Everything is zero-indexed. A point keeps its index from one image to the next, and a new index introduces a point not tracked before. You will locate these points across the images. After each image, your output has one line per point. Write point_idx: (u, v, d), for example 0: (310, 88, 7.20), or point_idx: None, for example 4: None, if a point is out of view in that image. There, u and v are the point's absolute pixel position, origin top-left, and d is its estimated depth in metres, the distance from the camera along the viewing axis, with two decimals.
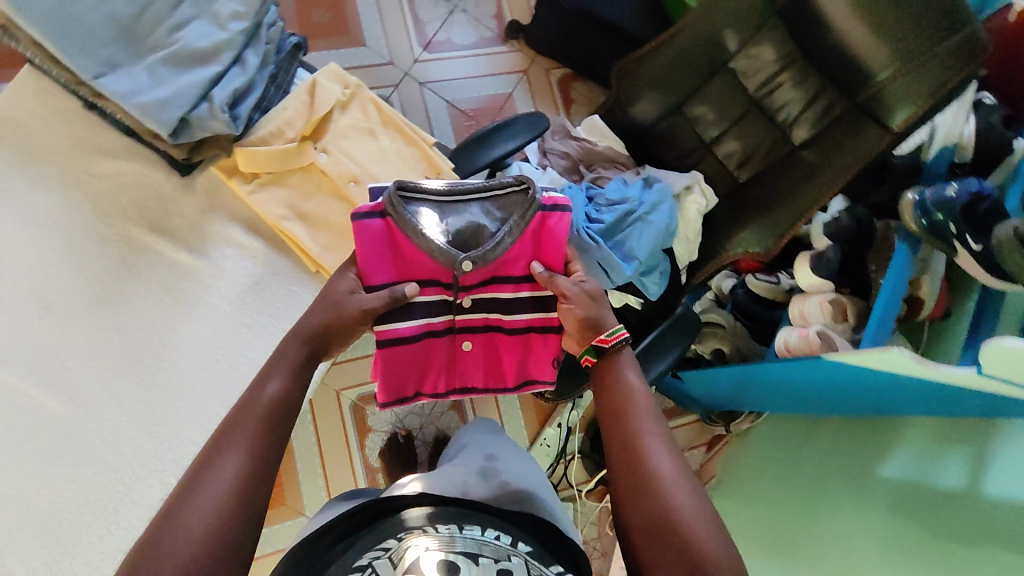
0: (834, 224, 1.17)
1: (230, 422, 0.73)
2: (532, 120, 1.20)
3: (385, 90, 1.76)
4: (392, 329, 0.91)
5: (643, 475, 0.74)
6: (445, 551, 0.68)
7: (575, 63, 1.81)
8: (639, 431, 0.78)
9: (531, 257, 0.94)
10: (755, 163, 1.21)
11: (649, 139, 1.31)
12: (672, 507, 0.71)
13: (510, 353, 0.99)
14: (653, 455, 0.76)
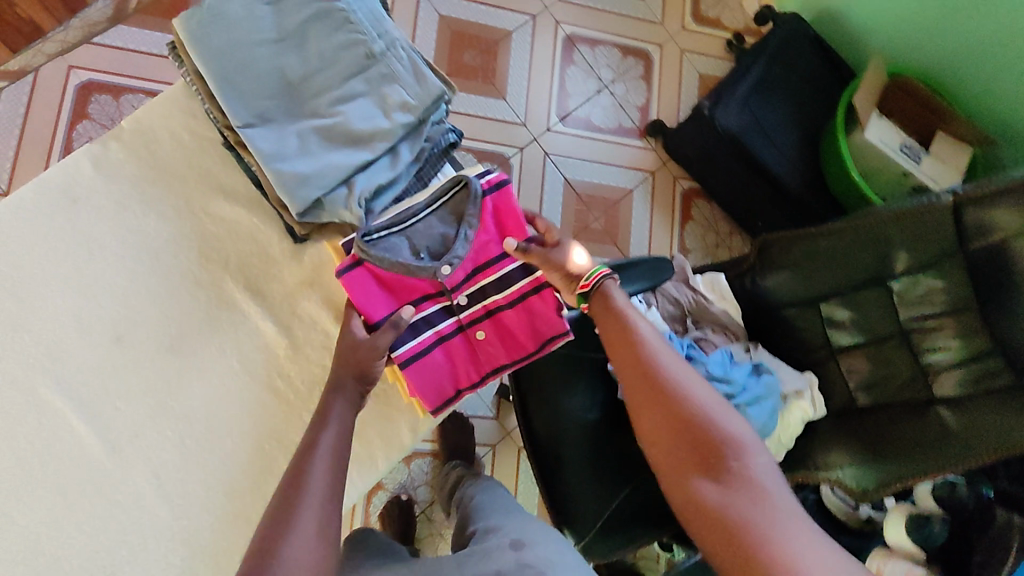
0: (948, 490, 1.05)
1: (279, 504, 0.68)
2: (657, 267, 1.10)
3: (509, 151, 1.70)
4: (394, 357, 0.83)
5: (681, 427, 0.78)
6: None
7: (706, 184, 1.73)
8: (661, 377, 0.81)
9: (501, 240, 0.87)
10: (879, 391, 1.11)
11: (772, 322, 1.23)
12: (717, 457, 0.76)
13: (517, 322, 0.88)
14: (683, 397, 0.80)
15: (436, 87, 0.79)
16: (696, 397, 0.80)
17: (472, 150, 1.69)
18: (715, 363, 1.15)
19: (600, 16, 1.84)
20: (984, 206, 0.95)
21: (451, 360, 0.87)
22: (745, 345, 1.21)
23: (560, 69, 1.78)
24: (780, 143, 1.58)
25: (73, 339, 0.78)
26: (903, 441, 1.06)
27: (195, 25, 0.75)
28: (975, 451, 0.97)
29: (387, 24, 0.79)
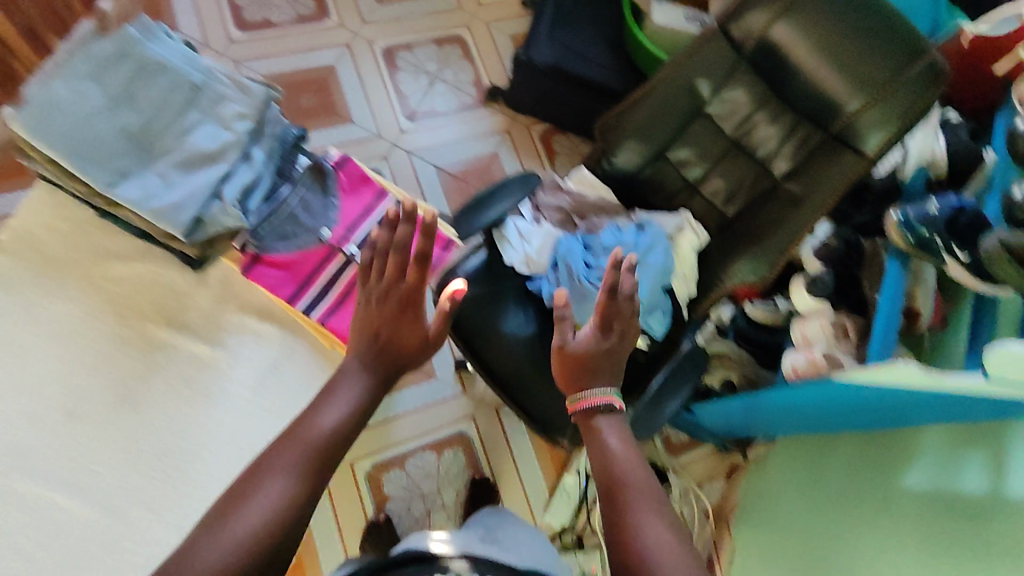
0: (825, 249, 1.25)
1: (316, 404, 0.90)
2: (525, 180, 1.27)
3: (375, 162, 1.82)
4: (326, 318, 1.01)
5: (627, 538, 0.83)
6: None
7: (556, 121, 1.90)
8: (630, 506, 0.86)
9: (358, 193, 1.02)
10: (739, 197, 1.29)
11: (639, 186, 1.38)
12: (656, 564, 0.79)
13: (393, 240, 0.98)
14: (640, 521, 0.84)
15: (259, 92, 0.98)
16: (645, 527, 0.83)
17: None
18: (605, 236, 1.32)
19: (405, 22, 2.01)
20: (745, 18, 1.15)
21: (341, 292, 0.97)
22: (625, 216, 1.36)
23: (390, 77, 1.93)
24: (596, 57, 1.77)
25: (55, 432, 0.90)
26: (768, 223, 1.24)
27: (32, 119, 0.87)
28: (819, 202, 1.16)
29: (199, 61, 0.96)
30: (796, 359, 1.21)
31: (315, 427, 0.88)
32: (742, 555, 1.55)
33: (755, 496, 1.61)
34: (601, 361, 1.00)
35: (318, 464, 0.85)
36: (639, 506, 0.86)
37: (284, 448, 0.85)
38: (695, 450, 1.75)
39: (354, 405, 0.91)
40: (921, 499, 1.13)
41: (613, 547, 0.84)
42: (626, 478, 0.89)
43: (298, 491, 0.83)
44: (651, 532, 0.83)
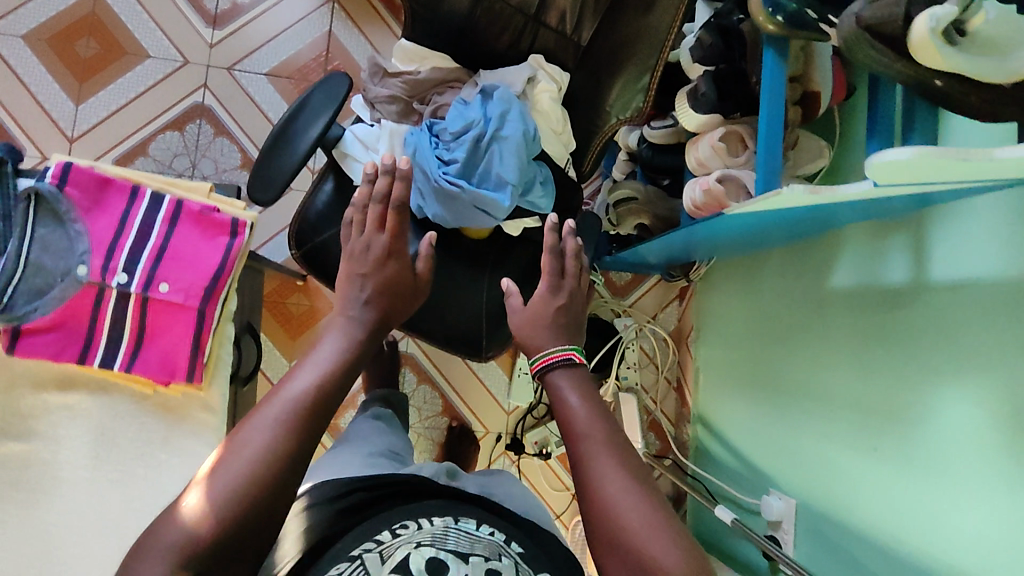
0: (699, 48, 1.04)
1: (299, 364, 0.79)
2: (332, 85, 1.02)
3: (196, 97, 1.52)
4: (155, 346, 0.90)
5: (588, 486, 0.75)
6: (436, 551, 0.72)
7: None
8: (585, 455, 0.77)
9: (107, 204, 0.90)
10: (589, 12, 1.03)
11: (470, 34, 1.09)
12: (620, 519, 0.72)
13: (187, 246, 0.92)
14: (600, 469, 0.75)
15: None
16: (602, 476, 0.75)
17: (165, 126, 1.51)
18: (454, 118, 1.08)
19: None
20: None
21: (157, 320, 0.90)
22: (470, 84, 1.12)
23: None
24: None
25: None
26: (624, 40, 1.03)
27: None
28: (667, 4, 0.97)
29: None
30: (694, 191, 1.07)
31: (301, 383, 0.75)
32: (706, 373, 1.56)
33: (707, 314, 1.58)
34: (557, 320, 0.91)
35: (310, 414, 0.72)
36: (596, 455, 0.76)
37: (265, 408, 0.72)
38: (642, 285, 1.70)
39: (338, 363, 0.79)
40: (850, 298, 1.06)
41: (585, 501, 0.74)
42: (589, 427, 0.78)
43: (280, 449, 0.69)
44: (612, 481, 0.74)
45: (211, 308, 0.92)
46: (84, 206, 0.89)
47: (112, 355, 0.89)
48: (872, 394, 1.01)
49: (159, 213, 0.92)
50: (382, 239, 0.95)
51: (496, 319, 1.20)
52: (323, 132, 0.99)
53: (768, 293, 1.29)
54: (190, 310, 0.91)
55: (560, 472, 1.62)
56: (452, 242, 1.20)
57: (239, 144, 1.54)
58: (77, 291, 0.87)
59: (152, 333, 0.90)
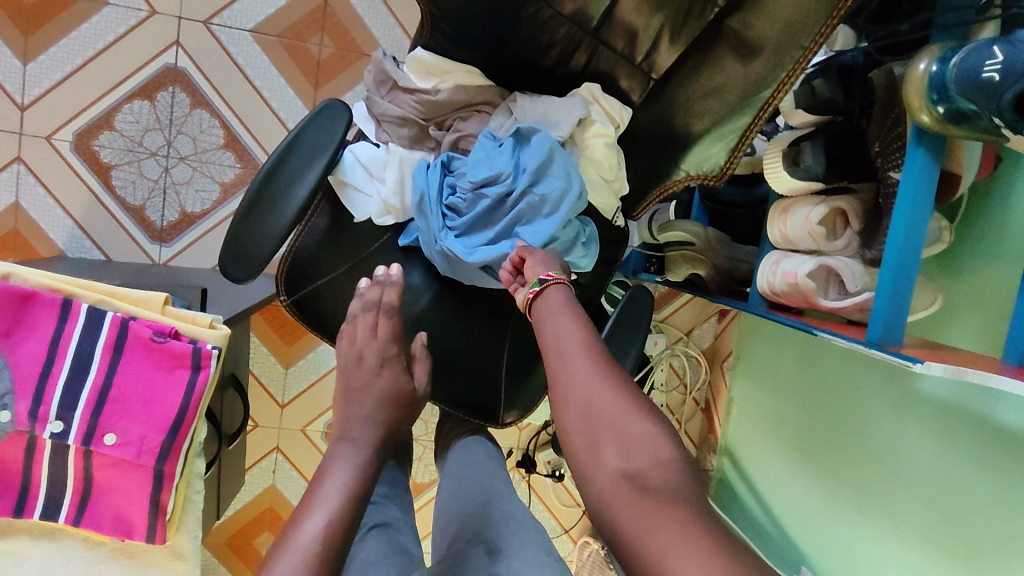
0: (807, 96, 0.79)
1: (303, 497, 0.70)
2: (321, 123, 0.81)
3: (168, 59, 1.26)
4: (113, 496, 0.82)
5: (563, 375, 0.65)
6: None
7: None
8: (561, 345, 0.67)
9: (31, 328, 0.79)
10: (671, 39, 0.78)
11: (508, 48, 0.84)
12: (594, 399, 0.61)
13: (136, 383, 0.80)
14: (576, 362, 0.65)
15: None
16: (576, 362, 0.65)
17: (132, 94, 1.26)
18: (477, 160, 0.85)
19: None
20: None
21: (110, 471, 0.81)
22: (503, 108, 0.88)
23: None
24: None
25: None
26: (711, 88, 0.79)
27: None
28: (786, 53, 0.72)
29: None
30: (773, 274, 0.87)
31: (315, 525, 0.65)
32: (740, 407, 1.42)
33: (750, 343, 1.41)
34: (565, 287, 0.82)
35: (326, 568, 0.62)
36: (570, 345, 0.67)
37: (278, 551, 0.63)
38: (677, 297, 1.51)
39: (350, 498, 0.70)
40: (943, 412, 0.90)
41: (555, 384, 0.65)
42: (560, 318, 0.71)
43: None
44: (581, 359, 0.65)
45: (171, 457, 0.81)
46: (4, 328, 0.78)
47: (55, 509, 0.81)
48: (952, 527, 0.88)
49: (101, 338, 0.79)
50: (377, 346, 0.87)
51: (521, 379, 1.05)
52: (311, 192, 0.79)
53: (834, 359, 1.13)
54: (140, 467, 0.81)
55: (574, 491, 1.54)
56: (473, 289, 1.02)
57: (221, 116, 1.30)
58: (6, 439, 0.78)
59: (99, 488, 0.81)
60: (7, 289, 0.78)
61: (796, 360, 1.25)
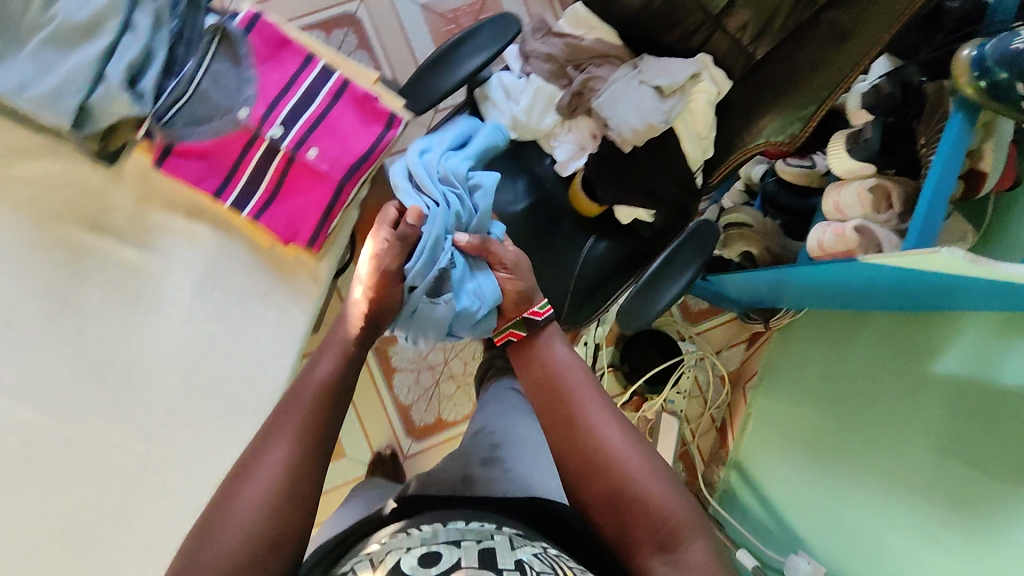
0: (874, 95, 1.02)
1: (238, 473, 0.71)
2: (501, 23, 1.00)
3: (349, 7, 1.55)
4: (291, 205, 0.99)
5: (591, 445, 0.83)
6: (426, 547, 0.77)
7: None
8: (580, 406, 0.85)
9: (279, 62, 1.00)
10: (770, 32, 1.02)
11: (644, 20, 1.08)
12: (626, 477, 0.81)
13: (344, 121, 0.99)
14: (601, 424, 0.84)
15: None
16: (598, 423, 0.84)
17: (313, 25, 1.55)
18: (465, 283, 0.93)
19: None
20: None
21: (297, 182, 0.99)
22: (629, 63, 1.12)
23: None
24: None
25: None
26: (794, 73, 1.01)
27: None
28: (861, 49, 0.94)
29: None
30: (824, 233, 1.05)
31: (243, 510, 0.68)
32: (757, 423, 1.52)
33: (776, 365, 1.54)
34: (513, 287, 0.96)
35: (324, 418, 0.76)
36: (588, 409, 0.85)
37: (216, 541, 0.66)
38: (714, 317, 1.66)
39: (292, 470, 0.71)
40: (951, 390, 1.02)
41: (575, 459, 0.83)
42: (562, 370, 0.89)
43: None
44: (613, 434, 0.84)
45: (345, 190, 1.00)
46: (263, 54, 0.99)
47: (248, 198, 0.99)
48: (950, 487, 0.97)
49: (328, 84, 1.00)
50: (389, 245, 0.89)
51: (584, 297, 1.20)
52: (479, 66, 0.98)
53: (855, 363, 1.25)
54: (328, 182, 0.99)
55: None
56: (564, 211, 1.21)
57: (375, 61, 1.57)
58: (234, 131, 0.96)
59: (289, 190, 0.99)
60: (276, 26, 0.99)
61: (817, 371, 1.37)
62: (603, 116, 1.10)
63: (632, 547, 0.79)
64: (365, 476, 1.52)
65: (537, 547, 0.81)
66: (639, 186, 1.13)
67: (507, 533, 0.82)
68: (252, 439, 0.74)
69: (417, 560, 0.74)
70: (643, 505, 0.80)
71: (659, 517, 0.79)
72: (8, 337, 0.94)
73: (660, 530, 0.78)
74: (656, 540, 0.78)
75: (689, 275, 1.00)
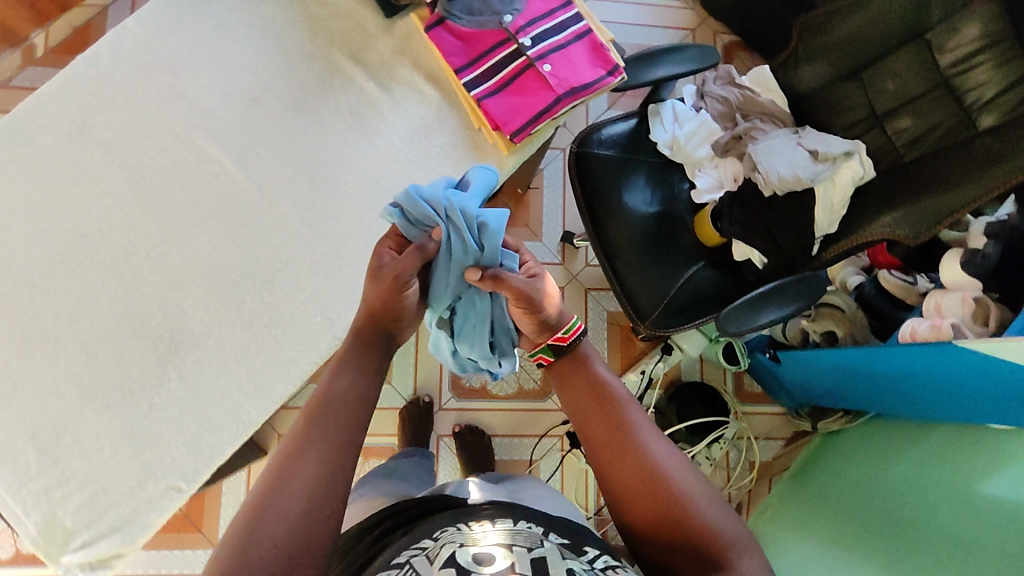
0: (999, 224, 1.17)
1: (257, 511, 0.62)
2: (704, 52, 1.19)
3: None
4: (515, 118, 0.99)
5: (643, 466, 0.72)
6: (476, 545, 0.68)
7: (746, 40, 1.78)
8: (628, 423, 0.75)
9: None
10: (923, 143, 1.15)
11: (810, 102, 1.29)
12: (684, 501, 0.70)
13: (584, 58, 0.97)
14: (650, 445, 0.74)
15: None
16: (650, 442, 0.74)
17: None
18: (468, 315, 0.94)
19: None
20: None
21: (521, 88, 0.94)
22: (791, 128, 1.27)
23: None
24: None
25: (223, 101, 0.96)
26: (929, 180, 1.09)
27: None
28: (991, 177, 1.01)
29: None
30: (919, 326, 1.14)
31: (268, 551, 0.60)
32: (775, 512, 1.52)
33: (811, 466, 1.56)
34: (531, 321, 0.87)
35: (341, 422, 0.71)
36: (637, 426, 0.75)
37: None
38: (763, 404, 1.71)
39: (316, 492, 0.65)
40: (996, 509, 1.03)
41: (626, 484, 0.72)
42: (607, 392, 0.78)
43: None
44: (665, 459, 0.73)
45: (560, 105, 0.93)
46: None
47: (480, 83, 0.94)
48: None
49: (577, 25, 0.98)
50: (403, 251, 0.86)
51: (677, 309, 1.28)
52: (668, 74, 1.15)
53: (897, 473, 1.28)
54: (551, 94, 0.93)
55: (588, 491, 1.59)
56: (686, 232, 1.33)
57: None
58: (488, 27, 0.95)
59: (517, 89, 0.94)
60: None
61: (854, 474, 1.39)
62: (754, 158, 1.24)
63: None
64: (399, 409, 1.57)
65: (584, 561, 0.69)
66: (761, 228, 1.24)
67: (556, 541, 0.71)
68: (280, 449, 0.68)
69: (473, 557, 0.66)
70: (706, 532, 0.68)
71: (717, 544, 0.67)
72: (150, 76, 0.96)
73: (712, 558, 0.67)
74: (717, 573, 0.66)
75: (790, 307, 1.10)
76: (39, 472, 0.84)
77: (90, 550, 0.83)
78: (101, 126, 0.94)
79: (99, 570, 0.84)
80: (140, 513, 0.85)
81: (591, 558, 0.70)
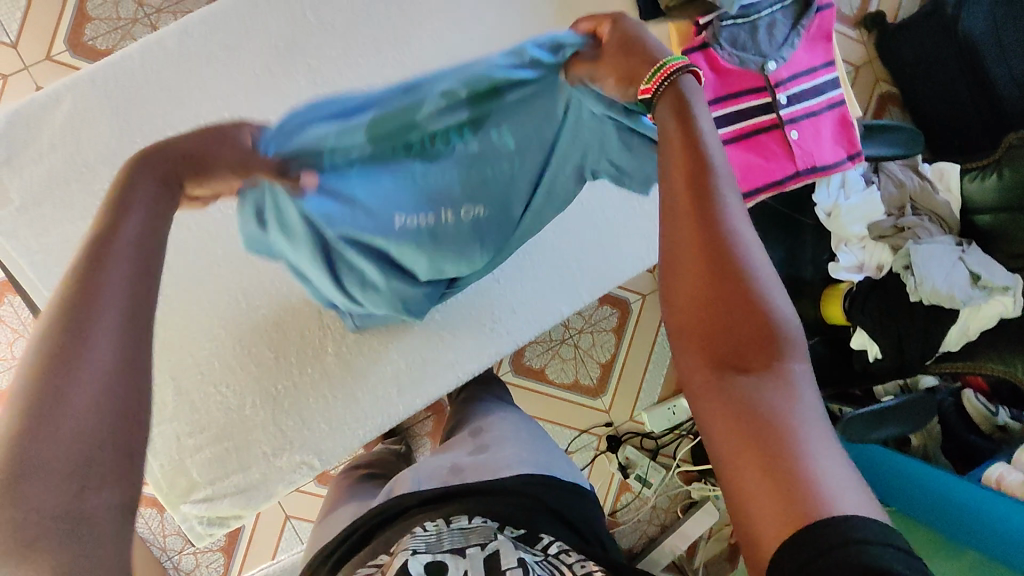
0: None
1: (27, 388, 0.39)
2: (914, 138, 1.08)
3: None
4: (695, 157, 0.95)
5: (711, 211, 0.52)
6: (435, 550, 0.67)
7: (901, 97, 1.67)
8: (709, 169, 0.53)
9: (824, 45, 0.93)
10: None
11: (975, 216, 1.22)
12: (750, 258, 0.51)
13: (830, 130, 0.94)
14: (724, 195, 0.53)
15: None
16: (732, 203, 0.53)
17: None
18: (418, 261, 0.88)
19: None
20: None
21: (761, 146, 0.91)
22: (957, 240, 1.21)
23: None
24: None
25: None
26: None
27: None
28: None
29: None
30: (1007, 474, 1.20)
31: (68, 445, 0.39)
32: None
33: None
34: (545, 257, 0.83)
35: (89, 264, 0.45)
36: (720, 181, 0.54)
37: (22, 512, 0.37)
38: None
39: (137, 325, 0.44)
40: None
41: (685, 242, 0.52)
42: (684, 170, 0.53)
43: None
44: (736, 222, 0.52)
45: (795, 180, 0.93)
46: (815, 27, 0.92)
47: (721, 125, 0.90)
48: None
49: (834, 92, 0.94)
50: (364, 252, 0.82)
51: None
52: (874, 156, 1.05)
53: None
54: (789, 164, 0.92)
55: (613, 490, 1.67)
56: (801, 300, 1.31)
57: None
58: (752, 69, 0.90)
59: (757, 146, 0.91)
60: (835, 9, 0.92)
61: None
62: (912, 259, 1.18)
63: (696, 386, 0.51)
64: None
65: (539, 551, 0.70)
66: (893, 331, 1.21)
67: (510, 536, 0.72)
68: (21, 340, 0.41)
69: (428, 564, 0.63)
70: (757, 336, 0.49)
71: (764, 322, 0.49)
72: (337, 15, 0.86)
73: (749, 344, 0.49)
74: (748, 347, 0.49)
75: (901, 429, 1.08)
76: (176, 413, 0.86)
77: (211, 505, 0.90)
78: (302, 48, 0.88)
79: (215, 525, 0.92)
80: (267, 481, 0.91)
81: (545, 545, 0.71)
